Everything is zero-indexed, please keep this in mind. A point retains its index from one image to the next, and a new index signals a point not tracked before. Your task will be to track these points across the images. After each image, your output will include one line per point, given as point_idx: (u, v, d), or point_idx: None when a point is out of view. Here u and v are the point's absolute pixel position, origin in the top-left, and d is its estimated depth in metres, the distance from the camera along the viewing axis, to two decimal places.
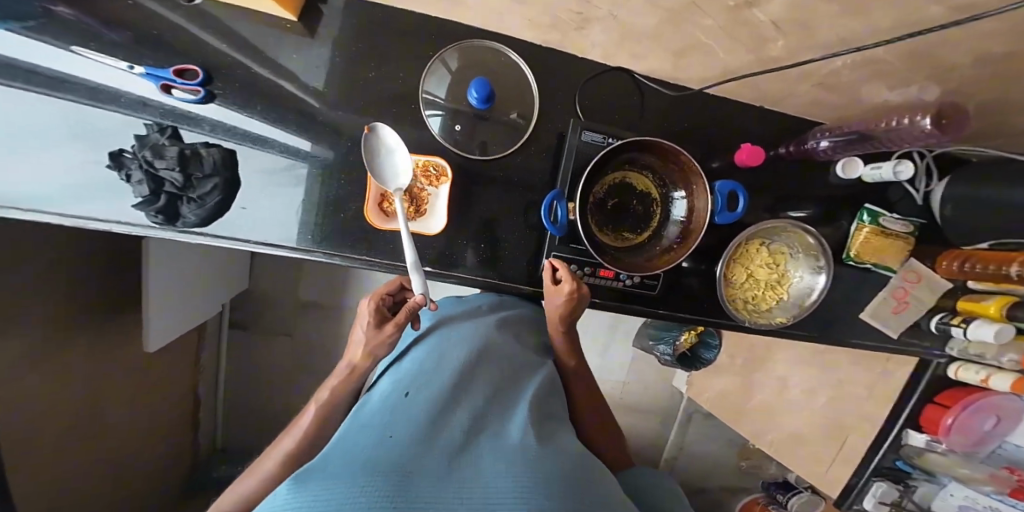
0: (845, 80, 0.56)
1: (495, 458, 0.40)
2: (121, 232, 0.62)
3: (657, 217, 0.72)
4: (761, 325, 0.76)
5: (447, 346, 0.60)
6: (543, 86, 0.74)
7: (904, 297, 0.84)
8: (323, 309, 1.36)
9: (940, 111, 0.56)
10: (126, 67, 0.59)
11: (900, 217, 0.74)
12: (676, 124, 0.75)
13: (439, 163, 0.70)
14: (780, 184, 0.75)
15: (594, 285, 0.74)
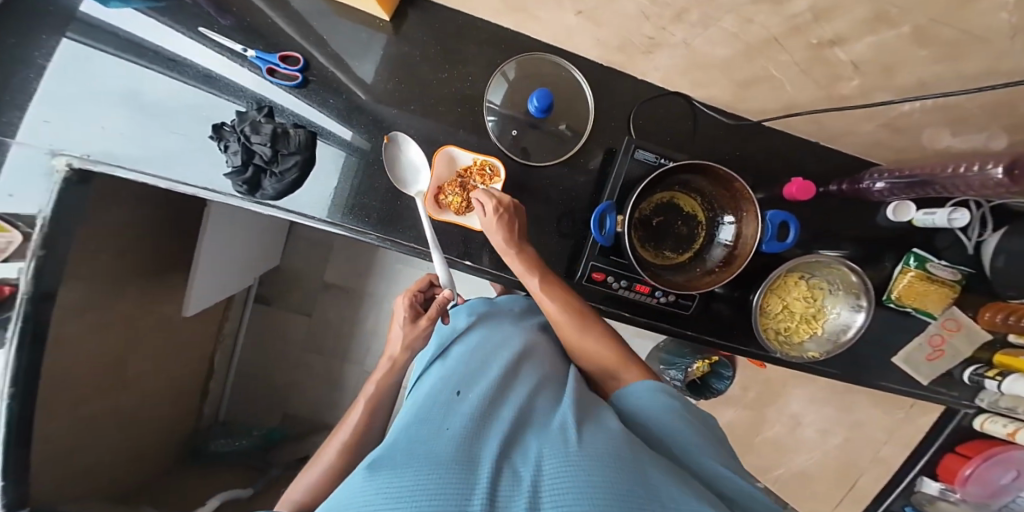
0: (914, 123, 0.56)
1: (543, 435, 0.43)
2: (205, 197, 0.64)
3: (700, 239, 0.73)
4: (792, 357, 0.76)
5: (489, 346, 0.64)
6: (600, 104, 0.76)
7: (939, 345, 0.82)
8: (347, 294, 1.39)
9: (1011, 161, 0.55)
10: (240, 49, 0.64)
11: (947, 264, 0.73)
12: (726, 151, 0.76)
13: (493, 163, 0.71)
14: (826, 220, 0.75)
15: (627, 300, 0.75)
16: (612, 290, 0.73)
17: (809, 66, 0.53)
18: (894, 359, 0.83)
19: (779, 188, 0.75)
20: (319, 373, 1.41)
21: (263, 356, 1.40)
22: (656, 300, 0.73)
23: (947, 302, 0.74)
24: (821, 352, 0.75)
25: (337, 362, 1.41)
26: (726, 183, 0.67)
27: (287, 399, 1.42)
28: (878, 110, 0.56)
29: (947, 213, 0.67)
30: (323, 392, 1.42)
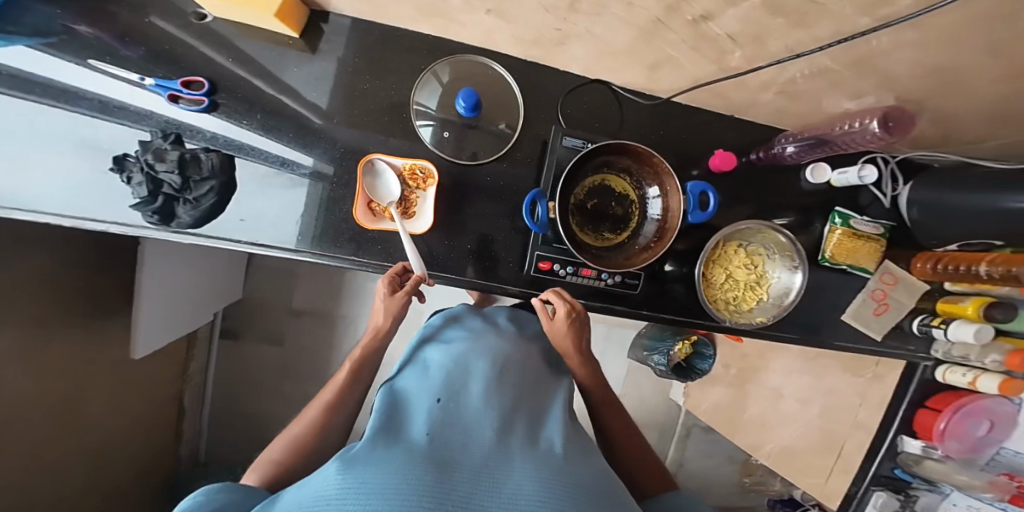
0: (803, 89, 0.59)
1: (521, 462, 0.44)
2: (117, 231, 0.65)
3: (635, 217, 0.73)
4: (742, 325, 0.77)
5: (475, 351, 0.63)
6: (528, 96, 0.78)
7: (883, 299, 0.83)
8: (318, 318, 1.41)
9: (884, 114, 0.58)
10: (137, 78, 0.65)
11: (870, 220, 0.76)
12: (653, 134, 0.79)
13: (426, 166, 0.72)
14: (754, 189, 0.78)
15: (577, 284, 0.77)
16: (561, 277, 0.76)
17: (698, 42, 0.56)
18: (842, 316, 0.84)
19: (706, 163, 0.78)
20: (295, 400, 1.41)
21: (235, 388, 1.41)
22: (603, 283, 0.75)
23: (877, 255, 0.76)
24: (770, 316, 0.77)
25: (314, 386, 1.42)
26: (649, 159, 0.69)
27: (264, 431, 1.42)
28: (772, 77, 0.59)
29: (856, 171, 0.71)
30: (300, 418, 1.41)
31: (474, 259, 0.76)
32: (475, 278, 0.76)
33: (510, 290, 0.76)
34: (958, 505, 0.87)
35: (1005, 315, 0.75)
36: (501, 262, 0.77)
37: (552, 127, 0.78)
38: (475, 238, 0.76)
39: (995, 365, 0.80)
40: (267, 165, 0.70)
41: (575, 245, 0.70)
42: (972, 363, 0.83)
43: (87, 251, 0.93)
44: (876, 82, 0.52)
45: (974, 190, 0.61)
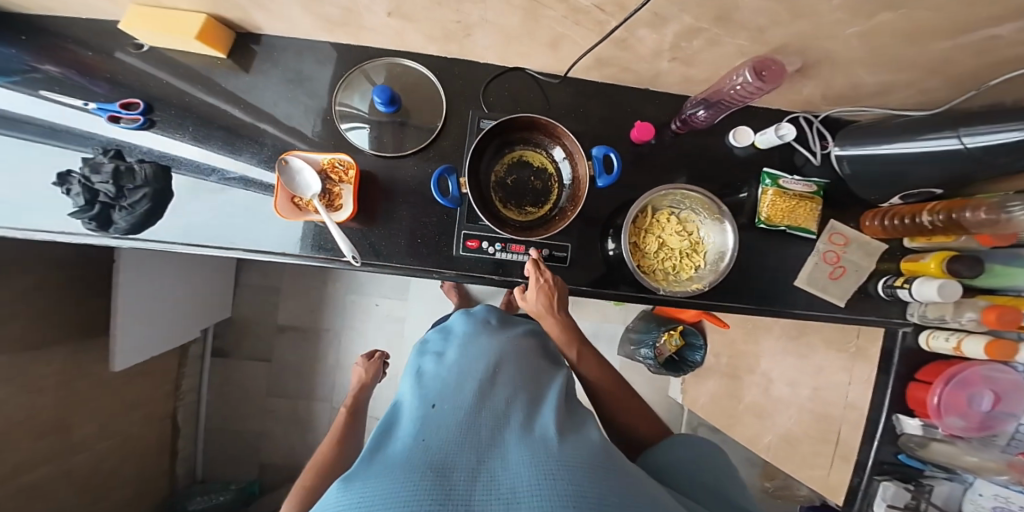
0: (695, 52, 0.58)
1: (523, 450, 0.42)
2: (63, 240, 0.71)
3: (556, 190, 0.73)
4: (681, 294, 0.72)
5: (468, 353, 0.61)
6: (450, 90, 0.78)
7: (837, 262, 0.75)
8: (303, 333, 1.47)
9: (755, 63, 0.54)
10: (81, 104, 0.72)
11: (801, 179, 0.74)
12: (574, 113, 0.78)
13: (345, 160, 0.72)
14: (683, 161, 0.77)
15: (508, 262, 0.77)
16: (489, 254, 0.75)
17: (576, 16, 0.55)
18: (797, 282, 0.76)
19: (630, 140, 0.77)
20: (287, 416, 1.47)
21: (228, 405, 1.47)
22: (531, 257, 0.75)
23: (816, 215, 0.74)
24: (706, 282, 0.72)
25: (304, 402, 1.47)
26: (555, 129, 0.70)
27: (258, 446, 1.47)
28: (659, 42, 0.58)
29: (775, 129, 0.70)
30: (292, 432, 1.47)
31: (409, 246, 0.76)
32: (403, 265, 0.76)
33: (438, 274, 0.76)
34: (983, 495, 0.74)
35: (973, 270, 0.63)
36: (429, 247, 0.76)
37: (472, 111, 0.78)
38: (401, 229, 0.76)
39: (975, 325, 0.71)
40: (193, 172, 0.75)
41: (494, 219, 0.71)
42: (951, 325, 0.72)
43: (66, 280, 1.00)
44: (750, 37, 0.51)
45: (889, 138, 0.60)
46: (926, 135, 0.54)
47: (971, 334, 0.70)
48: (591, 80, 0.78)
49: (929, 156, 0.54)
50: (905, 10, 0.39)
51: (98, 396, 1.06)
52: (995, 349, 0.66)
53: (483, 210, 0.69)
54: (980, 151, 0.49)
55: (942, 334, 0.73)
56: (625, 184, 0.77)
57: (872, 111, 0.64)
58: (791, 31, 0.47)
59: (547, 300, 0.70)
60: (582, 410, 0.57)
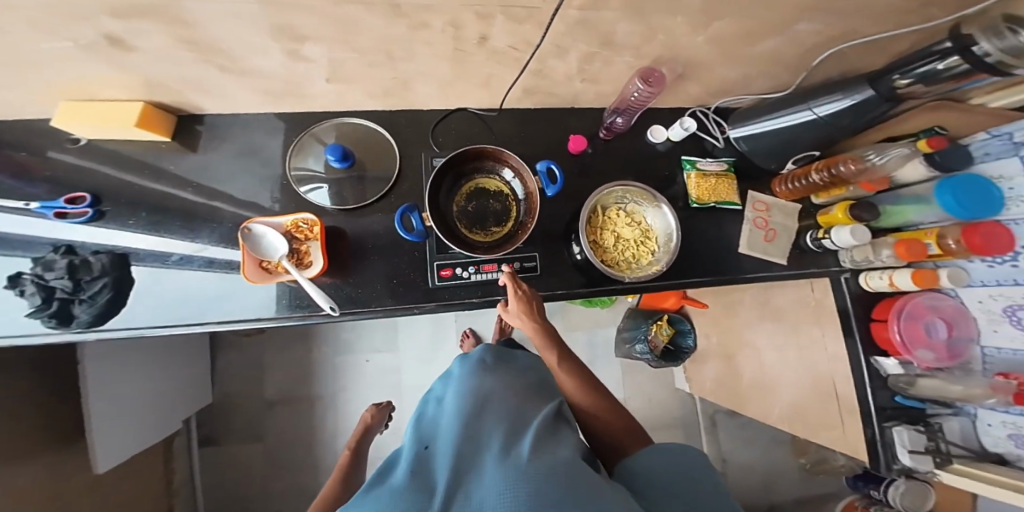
0: (599, 68, 0.68)
1: (492, 478, 0.45)
2: (23, 343, 0.68)
3: (514, 208, 0.82)
4: (644, 277, 0.78)
5: (457, 398, 0.65)
6: (399, 138, 0.85)
7: (767, 225, 0.83)
8: (294, 405, 1.50)
9: (643, 73, 0.66)
10: (23, 204, 0.71)
11: (713, 159, 0.85)
12: (514, 141, 0.86)
13: (309, 219, 0.75)
14: (616, 164, 0.86)
15: (484, 282, 0.81)
16: (465, 278, 0.80)
17: (496, 57, 0.63)
18: (743, 249, 0.82)
19: (567, 155, 0.85)
20: (291, 486, 1.44)
21: (225, 489, 1.44)
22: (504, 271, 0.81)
23: (734, 188, 0.84)
24: (664, 262, 0.78)
25: (307, 470, 1.46)
26: (502, 156, 0.80)
27: None
28: (568, 68, 0.68)
29: (680, 122, 0.81)
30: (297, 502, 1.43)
31: (384, 290, 0.79)
32: (384, 307, 0.78)
33: (420, 309, 0.79)
34: (994, 425, 0.76)
35: (871, 213, 0.74)
36: (406, 283, 0.80)
37: (423, 153, 0.85)
38: (373, 271, 0.79)
39: (893, 259, 0.78)
40: (152, 256, 0.74)
41: (465, 245, 0.78)
42: (878, 264, 0.80)
43: (41, 389, 1.01)
44: (634, 54, 0.61)
45: (762, 117, 0.65)
46: (787, 109, 0.61)
47: (897, 269, 0.78)
48: (524, 109, 0.86)
49: (794, 127, 0.60)
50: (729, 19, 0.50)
51: (85, 501, 1.03)
52: (921, 276, 0.74)
53: (453, 240, 0.77)
54: (828, 117, 0.55)
55: (875, 273, 0.81)
56: (569, 195, 0.85)
57: (750, 96, 0.71)
58: (663, 44, 0.58)
59: (524, 306, 0.72)
60: (567, 426, 0.60)
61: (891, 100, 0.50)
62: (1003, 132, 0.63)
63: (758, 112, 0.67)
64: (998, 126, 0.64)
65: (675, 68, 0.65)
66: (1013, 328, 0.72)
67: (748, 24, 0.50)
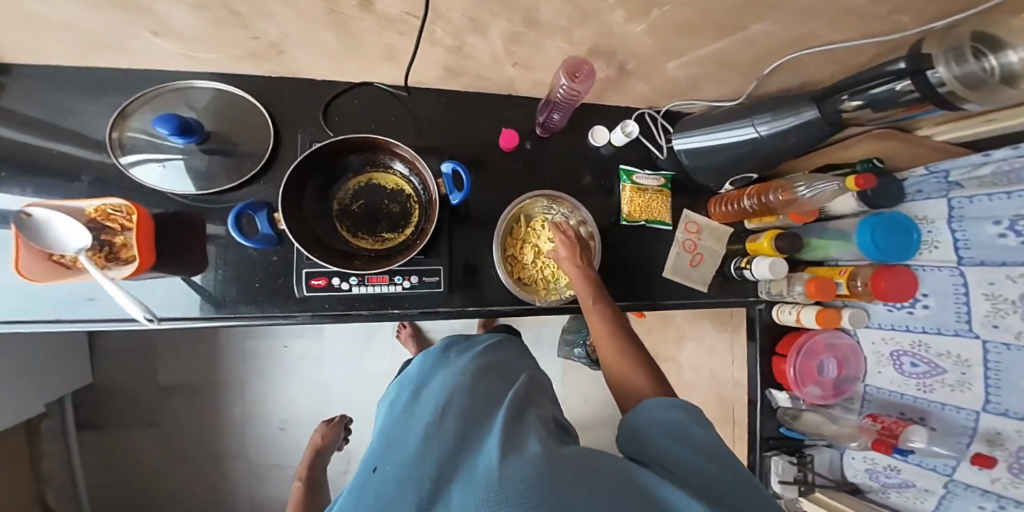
0: (529, 51, 0.57)
1: (464, 496, 0.32)
2: None
3: (414, 211, 0.69)
4: (557, 301, 0.71)
5: (421, 402, 0.51)
6: (279, 111, 0.69)
7: (694, 249, 0.76)
8: (193, 391, 1.17)
9: (568, 67, 0.57)
10: None
11: (651, 173, 0.73)
12: (438, 125, 0.72)
13: (119, 206, 0.59)
14: (553, 170, 0.73)
15: (368, 296, 0.68)
16: (343, 290, 0.66)
17: (394, 26, 0.50)
18: (666, 274, 0.75)
19: (497, 153, 0.72)
20: (182, 482, 1.17)
21: None
22: (395, 286, 0.68)
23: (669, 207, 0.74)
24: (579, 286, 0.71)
25: (211, 464, 1.18)
26: (393, 149, 0.65)
27: None
28: (493, 48, 0.57)
29: (622, 127, 0.69)
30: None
31: (244, 294, 0.66)
32: (242, 314, 0.65)
33: (287, 320, 0.66)
34: (856, 459, 0.76)
35: (792, 246, 0.68)
36: (272, 288, 0.66)
37: (315, 131, 0.69)
38: (235, 266, 0.66)
39: (803, 297, 0.77)
40: None
41: (341, 253, 0.65)
42: (788, 299, 0.79)
43: None
44: (565, 40, 0.53)
45: (701, 129, 0.61)
46: (730, 124, 0.56)
47: (804, 305, 0.77)
48: (450, 91, 0.72)
49: (736, 145, 0.55)
50: (667, 7, 0.41)
51: None
52: (824, 318, 0.73)
53: (318, 249, 0.63)
54: (769, 137, 0.50)
55: (785, 307, 0.80)
56: (497, 197, 0.73)
57: (698, 104, 0.63)
58: (593, 30, 0.49)
59: (576, 250, 0.65)
60: (543, 414, 0.47)
61: (835, 127, 0.45)
62: (938, 170, 0.59)
63: (705, 129, 0.61)
64: (935, 163, 0.58)
65: (612, 65, 0.56)
66: (895, 371, 0.70)
67: (685, 20, 0.43)
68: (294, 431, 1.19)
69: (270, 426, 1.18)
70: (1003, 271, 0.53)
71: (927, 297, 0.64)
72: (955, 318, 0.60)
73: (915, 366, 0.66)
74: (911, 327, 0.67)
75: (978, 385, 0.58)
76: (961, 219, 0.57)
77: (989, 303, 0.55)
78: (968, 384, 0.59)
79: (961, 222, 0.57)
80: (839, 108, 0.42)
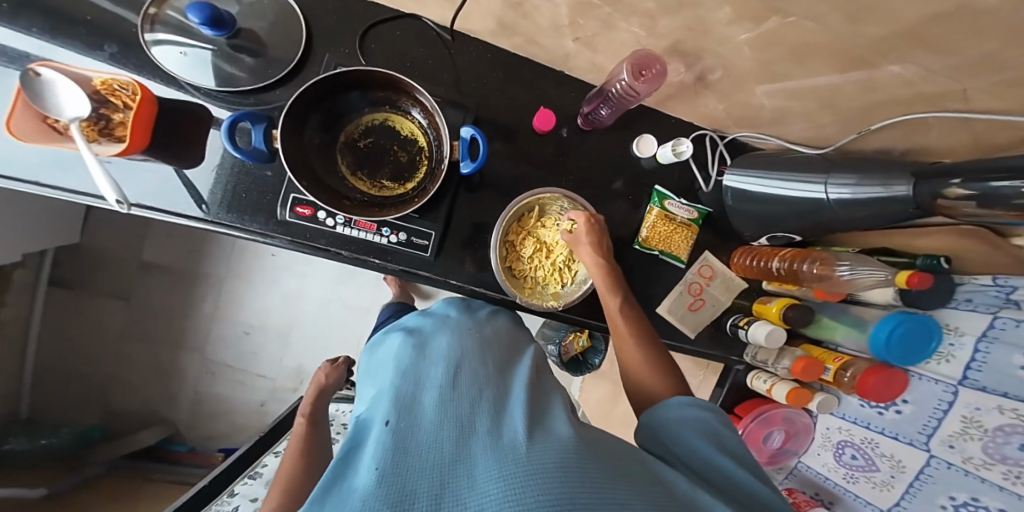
0: (597, 28, 0.49)
1: (490, 459, 0.33)
2: None
3: (424, 167, 0.59)
4: (533, 305, 0.62)
5: (431, 355, 0.51)
6: (309, 16, 0.57)
7: (699, 294, 0.69)
8: (174, 276, 1.10)
9: (632, 62, 0.48)
10: None
11: (686, 203, 0.66)
12: (475, 80, 0.62)
13: (127, 83, 0.49)
14: (588, 165, 0.65)
15: (353, 241, 0.59)
16: (327, 227, 0.58)
17: None
18: (660, 310, 0.68)
19: (529, 132, 0.64)
20: (139, 365, 1.11)
21: None
22: (381, 238, 0.59)
23: (690, 244, 0.66)
24: (566, 300, 0.63)
25: (165, 348, 1.11)
26: (416, 93, 0.55)
27: None
28: (559, 9, 0.48)
29: (674, 144, 0.62)
30: (110, 394, 1.10)
31: (227, 198, 0.56)
32: (220, 222, 0.56)
33: (265, 241, 0.57)
34: None
35: (802, 320, 0.64)
36: (258, 203, 0.57)
37: (342, 50, 0.58)
38: (227, 166, 0.56)
39: (786, 372, 0.73)
40: None
41: (330, 189, 0.56)
42: (768, 368, 0.76)
43: None
44: (642, 26, 0.45)
45: (760, 171, 0.56)
46: (794, 174, 0.50)
47: (781, 379, 0.75)
48: (497, 49, 0.62)
49: (795, 201, 0.51)
50: (791, 19, 0.33)
51: None
52: (794, 397, 0.70)
53: (306, 179, 0.54)
54: (836, 204, 0.46)
55: (762, 375, 0.77)
56: (515, 178, 0.64)
57: (773, 141, 0.56)
58: (680, 23, 0.41)
59: (595, 238, 0.58)
60: (555, 394, 0.48)
61: (920, 212, 0.39)
62: (1005, 283, 0.46)
63: (765, 176, 0.55)
64: (1004, 275, 0.46)
65: (687, 72, 0.50)
66: (834, 458, 0.73)
67: (801, 44, 0.36)
68: (257, 338, 1.12)
69: (235, 328, 1.11)
70: (995, 401, 0.48)
71: (904, 404, 0.60)
72: (919, 429, 0.57)
73: (854, 459, 0.69)
74: (871, 425, 0.66)
75: (898, 488, 0.60)
76: (992, 341, 0.48)
77: (961, 425, 0.52)
78: (890, 486, 0.61)
79: (989, 343, 0.49)
80: (937, 191, 0.35)
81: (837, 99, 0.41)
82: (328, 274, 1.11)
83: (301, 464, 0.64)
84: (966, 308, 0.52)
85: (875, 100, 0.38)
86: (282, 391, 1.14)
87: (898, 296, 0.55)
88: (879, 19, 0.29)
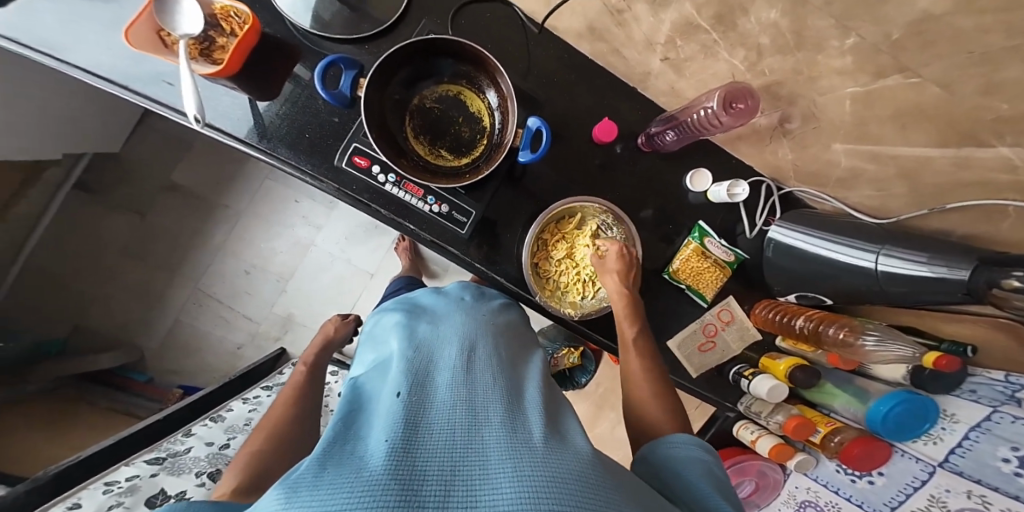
0: (701, 46, 0.50)
1: (507, 453, 0.29)
2: None
3: (482, 148, 0.58)
4: (549, 307, 0.61)
5: (442, 337, 0.48)
6: None
7: (712, 335, 0.69)
8: (177, 207, 1.06)
9: (727, 93, 0.50)
10: None
11: (726, 245, 0.66)
12: (546, 77, 0.61)
13: (242, 11, 0.50)
14: (639, 187, 0.65)
15: (393, 200, 0.57)
16: (375, 183, 0.55)
17: None
18: (672, 343, 0.68)
19: (590, 141, 0.63)
20: (129, 285, 1.05)
21: None
22: (424, 205, 0.57)
23: (719, 286, 0.66)
24: (583, 312, 0.62)
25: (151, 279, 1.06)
26: (498, 76, 0.54)
27: None
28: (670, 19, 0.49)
29: (730, 185, 0.63)
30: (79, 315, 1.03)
31: (287, 135, 0.54)
32: (277, 156, 0.54)
33: (311, 182, 0.55)
34: None
35: (808, 382, 0.65)
36: (316, 145, 0.55)
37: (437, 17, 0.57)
38: (301, 105, 0.54)
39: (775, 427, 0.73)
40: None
41: (393, 143, 0.54)
42: (758, 420, 0.74)
43: None
44: (752, 56, 0.47)
45: (812, 230, 0.57)
46: (849, 240, 0.51)
47: (768, 432, 0.73)
48: (576, 53, 0.61)
49: (837, 265, 0.52)
50: (913, 81, 0.37)
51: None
52: (778, 453, 0.70)
53: (376, 128, 0.52)
54: (883, 274, 0.47)
55: (750, 425, 0.76)
56: (567, 182, 0.63)
57: (831, 203, 0.57)
58: (798, 52, 0.44)
59: (626, 267, 0.57)
60: (567, 401, 0.46)
61: (971, 298, 0.39)
62: (1014, 381, 0.46)
63: (816, 233, 0.56)
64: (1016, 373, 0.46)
65: (773, 105, 0.51)
66: None
67: (922, 98, 0.37)
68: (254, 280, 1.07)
69: (236, 266, 1.07)
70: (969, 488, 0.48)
71: (879, 476, 0.62)
72: (888, 501, 0.59)
73: None
74: (841, 490, 0.67)
75: None
76: (984, 432, 0.48)
77: (927, 503, 0.53)
78: None
79: (981, 433, 0.48)
80: (997, 279, 0.35)
81: (921, 171, 0.43)
82: (340, 234, 1.08)
83: (290, 412, 0.62)
84: (968, 397, 0.52)
85: (959, 179, 0.40)
86: (263, 338, 1.08)
87: (909, 375, 0.57)
88: (1011, 94, 0.31)
